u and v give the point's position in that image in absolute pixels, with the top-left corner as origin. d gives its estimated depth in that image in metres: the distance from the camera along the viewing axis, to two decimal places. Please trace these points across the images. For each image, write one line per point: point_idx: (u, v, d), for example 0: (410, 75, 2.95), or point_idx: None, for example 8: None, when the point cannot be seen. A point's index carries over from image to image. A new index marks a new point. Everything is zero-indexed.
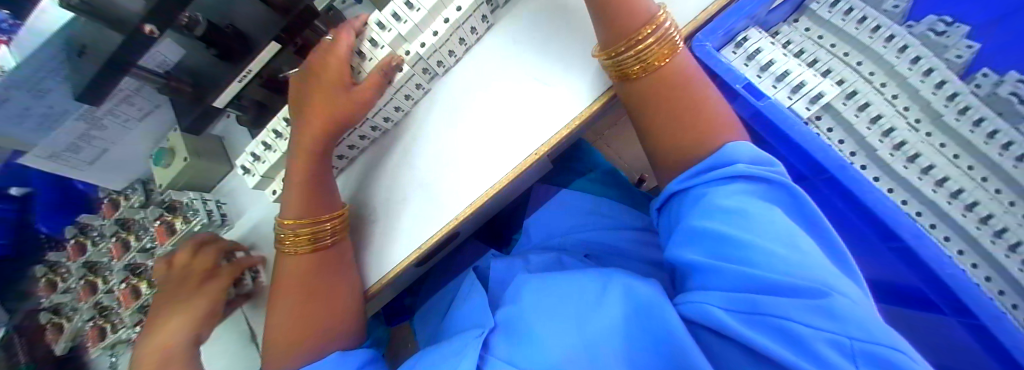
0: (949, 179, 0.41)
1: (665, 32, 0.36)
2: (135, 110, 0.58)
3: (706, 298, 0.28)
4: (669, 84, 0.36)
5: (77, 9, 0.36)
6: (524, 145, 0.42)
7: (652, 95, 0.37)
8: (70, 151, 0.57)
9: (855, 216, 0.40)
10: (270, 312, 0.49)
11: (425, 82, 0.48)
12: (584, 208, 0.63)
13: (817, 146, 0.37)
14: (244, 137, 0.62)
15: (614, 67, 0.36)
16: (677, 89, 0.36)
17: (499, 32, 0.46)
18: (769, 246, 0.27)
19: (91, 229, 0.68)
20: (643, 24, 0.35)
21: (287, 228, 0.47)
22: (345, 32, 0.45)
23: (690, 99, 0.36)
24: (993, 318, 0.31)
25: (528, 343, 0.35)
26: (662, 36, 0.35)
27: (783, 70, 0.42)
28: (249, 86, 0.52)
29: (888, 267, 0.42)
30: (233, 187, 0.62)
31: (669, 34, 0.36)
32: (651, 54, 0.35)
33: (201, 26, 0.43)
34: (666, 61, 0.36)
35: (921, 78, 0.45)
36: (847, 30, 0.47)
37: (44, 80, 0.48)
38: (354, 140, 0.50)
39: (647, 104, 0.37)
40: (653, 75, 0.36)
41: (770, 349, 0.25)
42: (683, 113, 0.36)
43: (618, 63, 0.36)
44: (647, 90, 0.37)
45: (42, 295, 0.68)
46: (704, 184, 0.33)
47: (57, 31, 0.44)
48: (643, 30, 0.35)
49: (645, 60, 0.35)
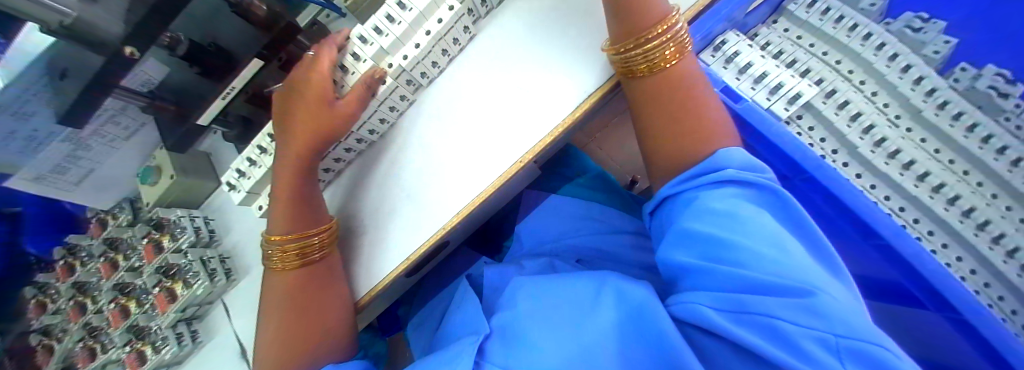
0: (930, 174, 0.42)
1: (678, 33, 0.35)
2: (121, 129, 0.58)
3: (695, 298, 0.29)
4: (673, 85, 0.36)
5: (57, 33, 0.36)
6: (510, 153, 0.42)
7: (652, 99, 0.37)
8: (56, 172, 0.57)
9: (836, 215, 0.40)
10: (262, 326, 0.48)
11: (410, 93, 0.48)
12: (575, 213, 0.63)
13: (794, 146, 0.38)
14: (231, 152, 0.62)
15: (621, 63, 0.36)
16: (676, 94, 0.36)
17: (482, 42, 0.47)
18: (756, 248, 0.27)
19: (79, 249, 0.68)
20: (657, 22, 0.35)
21: (274, 244, 0.47)
22: (327, 47, 0.45)
23: (692, 101, 0.36)
24: (977, 314, 0.31)
25: (522, 352, 0.35)
26: (674, 36, 0.35)
27: (761, 71, 0.43)
28: (234, 103, 0.52)
29: (870, 264, 0.42)
30: (221, 203, 0.62)
31: (680, 35, 0.35)
32: (657, 54, 0.35)
33: (183, 45, 0.44)
34: (674, 63, 0.36)
35: (899, 75, 0.46)
36: (824, 30, 0.48)
37: (29, 102, 0.48)
38: (341, 152, 0.51)
39: (647, 104, 0.37)
40: (659, 75, 0.36)
41: (759, 348, 0.25)
42: (683, 117, 0.36)
43: (626, 60, 0.35)
44: (652, 91, 0.37)
45: (31, 317, 0.69)
46: (694, 190, 0.33)
47: (40, 53, 0.44)
48: (653, 29, 0.35)
49: (653, 61, 0.35)
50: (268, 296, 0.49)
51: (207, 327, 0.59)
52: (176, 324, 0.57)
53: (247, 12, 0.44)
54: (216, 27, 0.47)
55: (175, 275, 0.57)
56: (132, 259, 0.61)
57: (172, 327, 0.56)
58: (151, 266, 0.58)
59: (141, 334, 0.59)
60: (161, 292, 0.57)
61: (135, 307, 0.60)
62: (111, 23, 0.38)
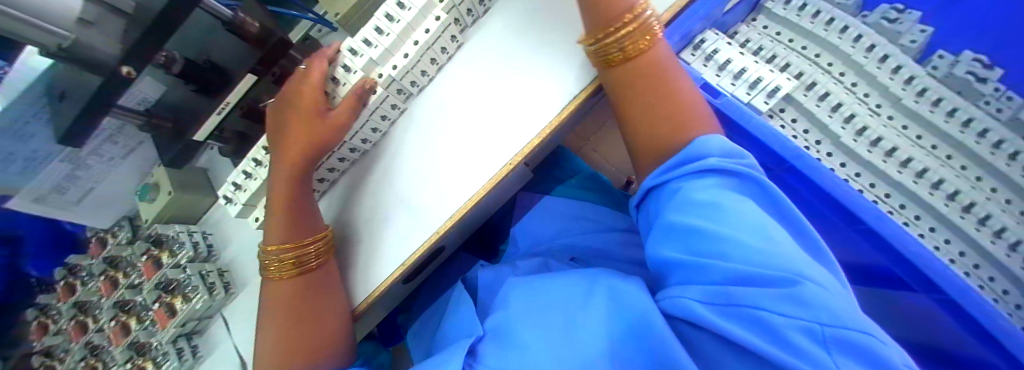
0: (913, 160, 0.42)
1: (645, 20, 0.36)
2: (119, 148, 0.59)
3: (682, 292, 0.29)
4: (647, 71, 0.37)
5: (57, 56, 0.38)
6: (498, 156, 0.43)
7: (629, 86, 0.37)
8: (57, 192, 0.58)
9: (819, 202, 0.41)
10: (260, 336, 0.49)
11: (401, 102, 0.49)
12: (568, 213, 0.64)
13: (775, 137, 0.39)
14: (227, 167, 0.63)
15: (597, 54, 0.37)
16: (650, 78, 0.37)
17: (469, 50, 0.48)
18: (739, 237, 0.28)
19: (80, 269, 0.69)
20: (626, 11, 0.36)
21: (271, 254, 0.48)
22: (318, 61, 0.47)
23: (666, 89, 0.37)
24: (962, 294, 0.32)
25: (514, 349, 0.36)
26: (641, 26, 0.36)
27: (740, 67, 0.44)
28: (229, 118, 0.53)
29: (856, 251, 0.42)
30: (219, 218, 0.62)
31: (649, 23, 0.37)
32: (628, 42, 0.36)
33: (178, 63, 0.44)
34: (644, 49, 0.37)
35: (877, 65, 0.47)
36: (802, 25, 0.49)
37: (28, 124, 0.50)
38: (334, 162, 0.52)
39: (626, 94, 0.38)
40: (633, 63, 0.37)
41: (745, 340, 0.25)
42: (662, 108, 0.37)
43: (601, 50, 0.36)
44: (626, 76, 0.37)
45: (34, 339, 0.69)
46: (677, 179, 0.33)
47: (41, 75, 0.46)
48: (623, 17, 0.36)
49: (626, 49, 0.36)
50: (265, 306, 0.49)
51: (207, 341, 0.59)
52: (177, 339, 0.57)
53: (240, 30, 0.45)
54: (210, 45, 0.49)
55: (173, 291, 0.58)
56: (132, 276, 0.61)
57: (173, 343, 0.57)
58: (151, 282, 0.58)
59: (142, 351, 0.60)
60: (162, 307, 0.57)
61: (134, 324, 0.60)
62: (107, 43, 0.39)
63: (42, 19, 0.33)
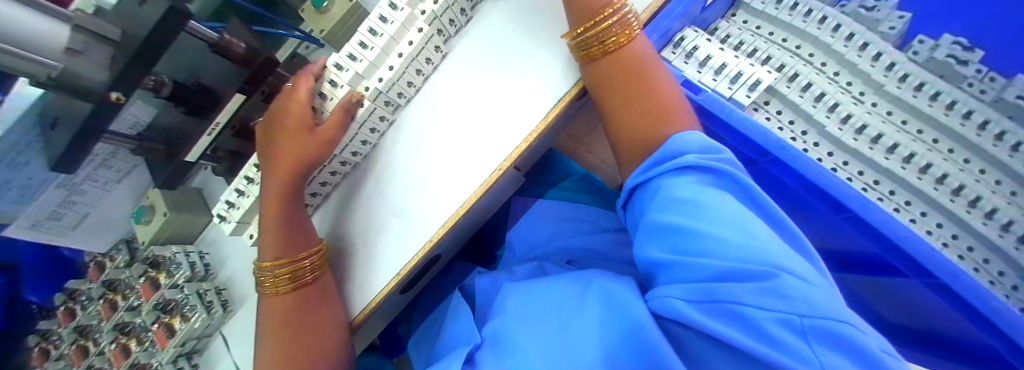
0: (899, 145, 0.42)
1: (624, 16, 0.37)
2: (114, 172, 0.60)
3: (669, 291, 0.29)
4: (627, 61, 0.38)
5: (47, 85, 0.38)
6: (486, 163, 0.44)
7: (617, 77, 0.38)
8: (53, 218, 0.59)
9: (805, 193, 0.41)
10: (258, 353, 0.49)
11: (389, 113, 0.50)
12: (562, 216, 0.64)
13: (758, 131, 0.39)
14: (221, 186, 0.63)
15: (579, 48, 0.38)
16: (632, 73, 0.38)
17: (454, 59, 0.49)
18: (720, 233, 0.28)
19: (80, 293, 0.69)
20: (604, 6, 0.37)
21: (266, 270, 0.48)
22: (304, 77, 0.47)
23: (645, 84, 0.38)
24: (953, 277, 0.32)
25: (509, 354, 0.36)
26: (621, 19, 0.37)
27: (720, 63, 0.44)
28: (221, 137, 0.54)
29: (847, 240, 0.42)
30: (215, 236, 0.63)
31: (626, 18, 0.37)
32: (608, 35, 0.37)
33: (167, 86, 0.45)
34: (623, 43, 0.38)
35: (858, 53, 0.47)
36: (781, 18, 0.50)
37: (23, 152, 0.51)
38: (325, 176, 0.52)
39: (605, 88, 0.38)
40: (611, 56, 0.37)
41: (729, 336, 0.26)
42: (645, 104, 0.37)
43: (580, 43, 0.37)
44: (607, 70, 0.37)
45: (37, 365, 0.70)
46: (658, 177, 0.34)
47: (34, 103, 0.47)
48: (602, 12, 0.36)
49: (605, 42, 0.37)
50: (262, 323, 0.49)
51: (208, 360, 0.59)
52: (177, 359, 0.57)
53: (227, 51, 0.46)
54: (199, 67, 0.50)
55: (172, 311, 0.58)
56: (131, 298, 0.62)
57: (173, 363, 0.56)
58: (149, 304, 0.59)
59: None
60: (161, 328, 0.57)
61: (135, 346, 0.60)
62: (95, 70, 0.39)
63: (28, 49, 0.33)
